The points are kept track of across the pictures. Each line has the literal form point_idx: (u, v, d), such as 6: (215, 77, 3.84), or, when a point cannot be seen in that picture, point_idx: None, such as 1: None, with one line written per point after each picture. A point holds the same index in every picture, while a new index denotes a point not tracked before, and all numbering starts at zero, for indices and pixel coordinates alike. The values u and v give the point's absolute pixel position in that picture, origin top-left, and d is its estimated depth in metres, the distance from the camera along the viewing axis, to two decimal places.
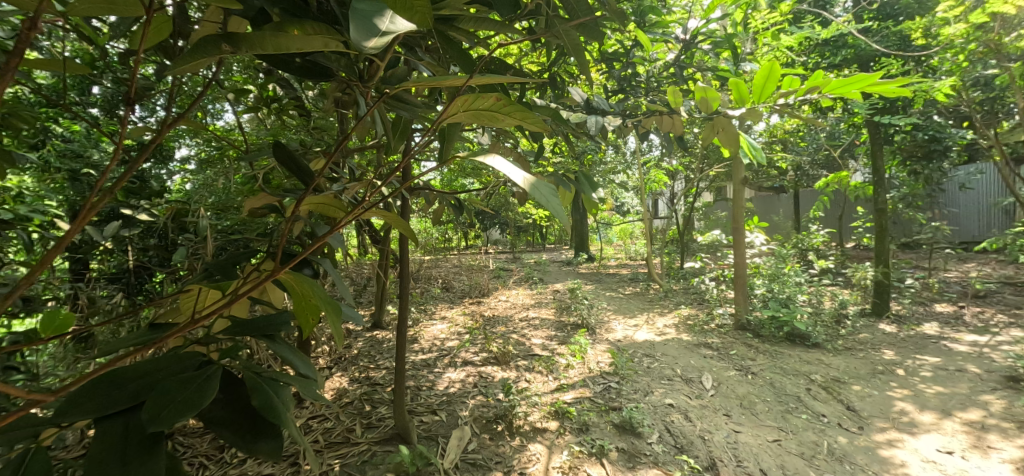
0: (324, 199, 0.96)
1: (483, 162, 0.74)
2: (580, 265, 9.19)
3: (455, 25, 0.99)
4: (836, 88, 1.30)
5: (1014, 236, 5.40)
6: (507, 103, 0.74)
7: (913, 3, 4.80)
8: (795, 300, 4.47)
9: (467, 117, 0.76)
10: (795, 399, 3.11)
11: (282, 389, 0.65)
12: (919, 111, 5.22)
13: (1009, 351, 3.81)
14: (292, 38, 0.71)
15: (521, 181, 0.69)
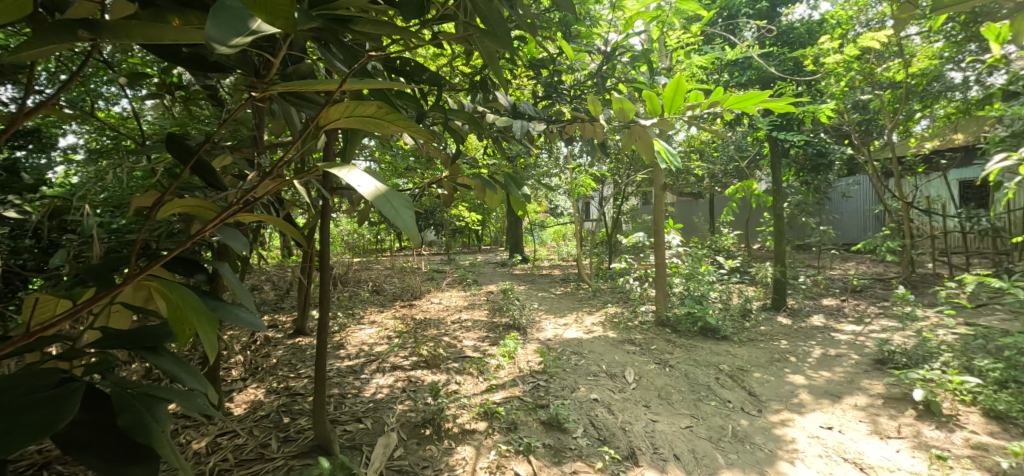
0: (194, 203, 0.96)
1: (338, 171, 0.76)
2: (512, 266, 9.31)
3: (350, 27, 0.90)
4: (735, 104, 1.41)
5: (883, 239, 6.24)
6: (388, 110, 0.78)
7: (804, 32, 5.40)
8: (708, 297, 4.85)
9: (350, 123, 0.79)
10: (706, 388, 3.38)
11: (157, 411, 0.61)
12: (809, 128, 5.88)
13: (879, 337, 4.40)
14: (160, 27, 0.69)
15: (365, 192, 0.71)
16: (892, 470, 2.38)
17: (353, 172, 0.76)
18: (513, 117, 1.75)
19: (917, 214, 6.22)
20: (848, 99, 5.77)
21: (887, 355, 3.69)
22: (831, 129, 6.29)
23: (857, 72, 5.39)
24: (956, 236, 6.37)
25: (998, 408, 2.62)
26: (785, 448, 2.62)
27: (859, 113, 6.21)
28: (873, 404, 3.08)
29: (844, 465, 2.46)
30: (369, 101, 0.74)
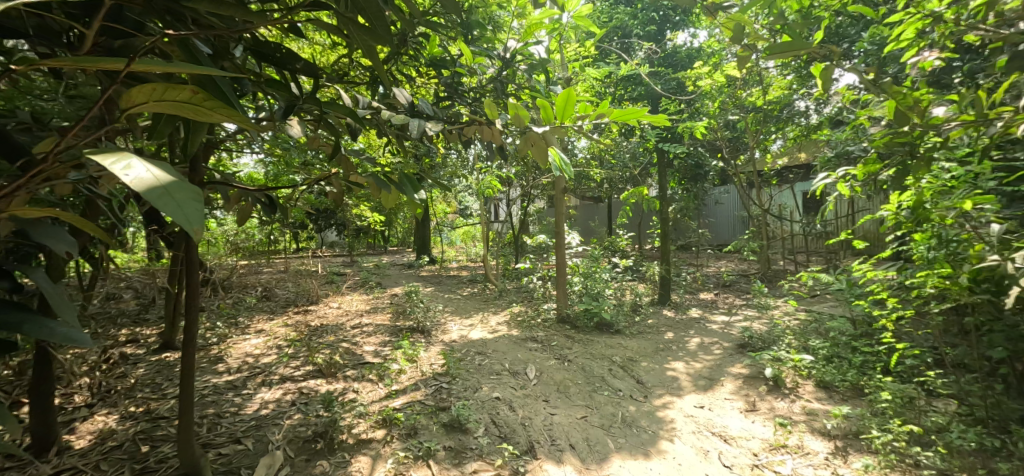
0: None
1: (93, 156, 0.50)
2: (418, 267, 9.11)
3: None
4: (619, 117, 1.49)
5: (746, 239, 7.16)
6: (207, 95, 0.64)
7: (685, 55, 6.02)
8: (604, 294, 5.18)
9: (162, 111, 0.64)
10: (600, 379, 3.61)
11: None
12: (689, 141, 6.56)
13: (743, 325, 5.04)
14: None
15: (123, 180, 0.46)
16: (749, 438, 2.72)
17: (133, 163, 0.51)
18: (411, 116, 1.71)
19: (771, 218, 7.24)
20: (719, 117, 6.53)
21: (748, 340, 4.25)
22: (708, 144, 7.08)
23: (726, 94, 6.13)
24: (800, 237, 7.52)
25: (826, 380, 3.15)
26: (665, 428, 2.88)
27: (727, 130, 7.06)
28: (737, 383, 3.52)
29: (711, 438, 2.76)
30: (179, 83, 0.60)
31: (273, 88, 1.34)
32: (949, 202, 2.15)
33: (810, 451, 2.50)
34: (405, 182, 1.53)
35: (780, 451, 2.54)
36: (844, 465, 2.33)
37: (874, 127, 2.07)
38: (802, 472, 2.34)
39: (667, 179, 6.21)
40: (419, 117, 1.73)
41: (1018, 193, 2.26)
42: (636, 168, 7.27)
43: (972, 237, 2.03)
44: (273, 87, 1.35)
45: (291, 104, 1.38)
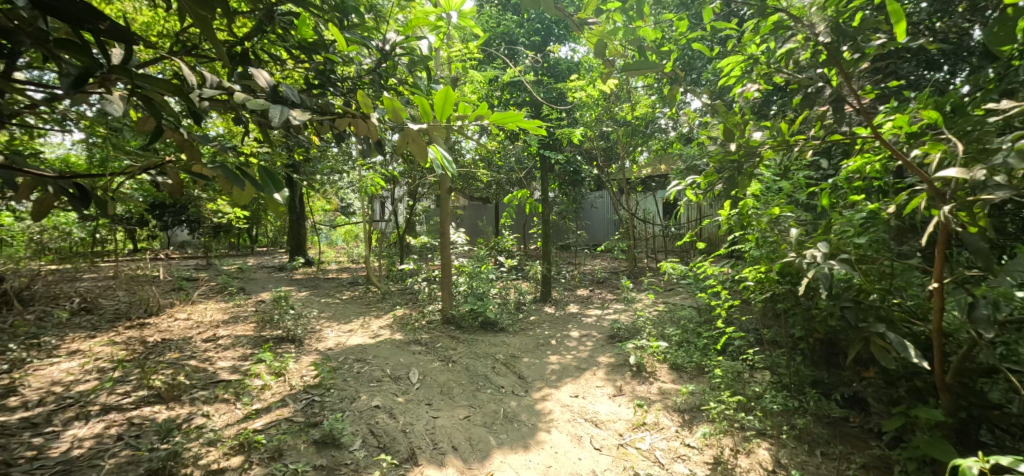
0: None
1: None
2: (290, 270, 8.34)
3: None
4: (499, 120, 1.47)
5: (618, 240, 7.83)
6: None
7: (566, 67, 6.39)
8: (488, 294, 5.26)
9: None
10: (483, 377, 3.66)
11: None
12: (569, 148, 6.98)
13: (614, 318, 5.51)
14: None
15: None
16: (616, 420, 2.97)
17: None
18: (271, 101, 1.52)
19: (637, 221, 8.04)
20: (595, 127, 7.06)
21: (616, 331, 4.66)
22: (585, 152, 7.61)
23: (601, 107, 6.64)
24: (660, 238, 8.46)
25: (678, 363, 3.58)
26: (543, 420, 3.02)
27: (601, 139, 7.66)
28: (605, 371, 3.83)
29: (584, 424, 2.96)
30: None
31: (67, 51, 1.08)
32: (766, 212, 2.60)
33: (664, 426, 2.82)
34: (267, 178, 1.37)
35: (641, 429, 2.82)
36: (690, 435, 2.67)
37: (711, 146, 2.42)
38: (658, 445, 2.62)
39: (548, 183, 6.50)
40: (281, 102, 1.54)
41: (813, 205, 2.81)
42: (520, 171, 7.52)
43: (780, 240, 2.47)
44: (66, 50, 1.09)
45: (90, 72, 1.11)
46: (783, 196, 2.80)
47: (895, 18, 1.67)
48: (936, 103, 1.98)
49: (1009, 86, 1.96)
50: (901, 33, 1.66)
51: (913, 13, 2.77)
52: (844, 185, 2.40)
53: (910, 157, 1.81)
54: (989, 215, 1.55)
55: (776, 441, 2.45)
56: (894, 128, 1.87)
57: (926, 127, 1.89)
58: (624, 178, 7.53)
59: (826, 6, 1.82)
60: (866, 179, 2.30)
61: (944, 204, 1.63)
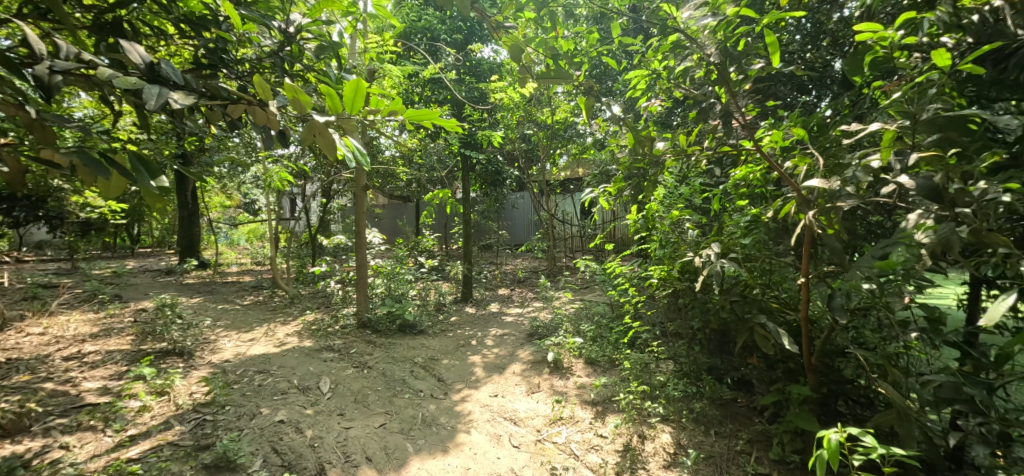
0: None
1: None
2: (179, 274, 7.46)
3: None
4: (413, 116, 1.39)
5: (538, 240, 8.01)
6: None
7: (490, 68, 6.39)
8: (407, 296, 5.11)
9: None
10: (401, 382, 3.55)
11: None
12: (491, 149, 7.01)
13: (534, 316, 5.62)
14: None
15: None
16: (534, 417, 3.03)
17: None
18: (147, 80, 1.33)
19: (556, 222, 8.28)
20: (516, 129, 7.16)
21: (535, 329, 4.76)
22: (506, 153, 7.69)
23: (522, 109, 6.76)
24: (577, 238, 8.79)
25: (592, 357, 3.74)
26: (462, 421, 3.00)
27: (522, 141, 7.79)
28: (524, 369, 3.89)
29: (503, 423, 2.98)
30: None
31: None
32: (668, 215, 2.80)
33: (579, 419, 2.93)
34: (139, 166, 1.20)
35: (557, 423, 2.90)
36: (603, 426, 2.80)
37: (620, 152, 2.56)
38: (574, 438, 2.72)
39: (469, 183, 6.45)
40: (159, 81, 1.34)
41: (708, 209, 3.08)
42: (440, 170, 7.41)
43: (680, 240, 2.67)
44: None
45: None
46: (684, 199, 3.03)
47: (772, 45, 1.87)
48: (804, 122, 2.26)
49: (859, 110, 2.29)
50: (776, 59, 1.87)
51: (789, 41, 3.15)
52: (733, 191, 2.66)
53: (784, 169, 2.04)
54: (843, 220, 1.80)
55: (678, 425, 2.64)
56: (772, 142, 2.10)
57: (796, 143, 2.15)
58: (544, 179, 7.72)
59: (718, 30, 1.99)
60: (750, 186, 2.57)
61: (810, 209, 1.86)
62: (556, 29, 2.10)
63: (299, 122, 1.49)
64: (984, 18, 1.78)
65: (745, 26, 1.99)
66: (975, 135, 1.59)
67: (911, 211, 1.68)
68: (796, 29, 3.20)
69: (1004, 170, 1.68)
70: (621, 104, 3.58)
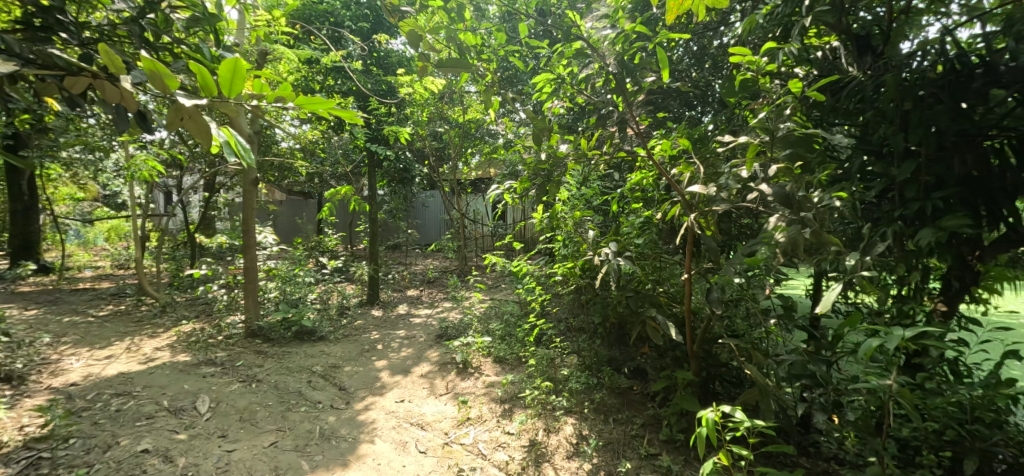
0: None
1: None
2: (12, 280, 6.20)
3: None
4: (304, 104, 1.23)
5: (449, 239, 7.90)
6: None
7: (399, 60, 6.13)
8: (305, 300, 4.76)
9: None
10: (296, 395, 3.29)
11: None
12: (400, 146, 6.78)
13: (444, 316, 5.52)
14: None
15: None
16: (441, 419, 2.99)
17: None
18: None
19: (467, 221, 8.24)
20: (426, 126, 7.01)
21: (444, 331, 4.69)
22: (415, 150, 7.49)
23: (432, 106, 6.62)
24: (487, 237, 8.83)
25: (501, 355, 3.78)
26: (365, 431, 2.86)
27: (432, 139, 7.64)
28: (432, 371, 3.82)
29: (410, 429, 2.90)
30: None
31: None
32: (571, 215, 2.92)
33: (486, 418, 2.94)
34: None
35: (465, 424, 2.89)
36: (509, 422, 2.84)
37: (526, 153, 2.61)
38: (481, 438, 2.73)
39: (376, 180, 6.17)
40: None
41: (607, 210, 3.27)
42: (344, 166, 7.00)
43: (582, 240, 2.81)
44: None
45: None
46: (586, 201, 3.18)
47: (662, 61, 2.03)
48: (688, 133, 2.49)
49: (732, 125, 2.57)
50: (665, 74, 2.02)
51: (678, 60, 3.45)
52: (629, 195, 2.85)
53: (671, 175, 2.23)
54: (718, 221, 2.01)
55: (579, 416, 2.77)
56: (661, 150, 2.28)
57: (682, 152, 2.35)
58: (455, 178, 7.64)
59: (616, 43, 2.11)
60: (643, 190, 2.77)
61: (691, 212, 2.04)
62: (463, 24, 2.07)
63: (161, 102, 1.28)
64: (826, 54, 2.21)
65: (640, 42, 2.13)
66: (817, 151, 1.86)
67: (770, 214, 1.93)
68: (686, 48, 3.51)
69: (839, 182, 2.00)
70: (530, 106, 3.66)
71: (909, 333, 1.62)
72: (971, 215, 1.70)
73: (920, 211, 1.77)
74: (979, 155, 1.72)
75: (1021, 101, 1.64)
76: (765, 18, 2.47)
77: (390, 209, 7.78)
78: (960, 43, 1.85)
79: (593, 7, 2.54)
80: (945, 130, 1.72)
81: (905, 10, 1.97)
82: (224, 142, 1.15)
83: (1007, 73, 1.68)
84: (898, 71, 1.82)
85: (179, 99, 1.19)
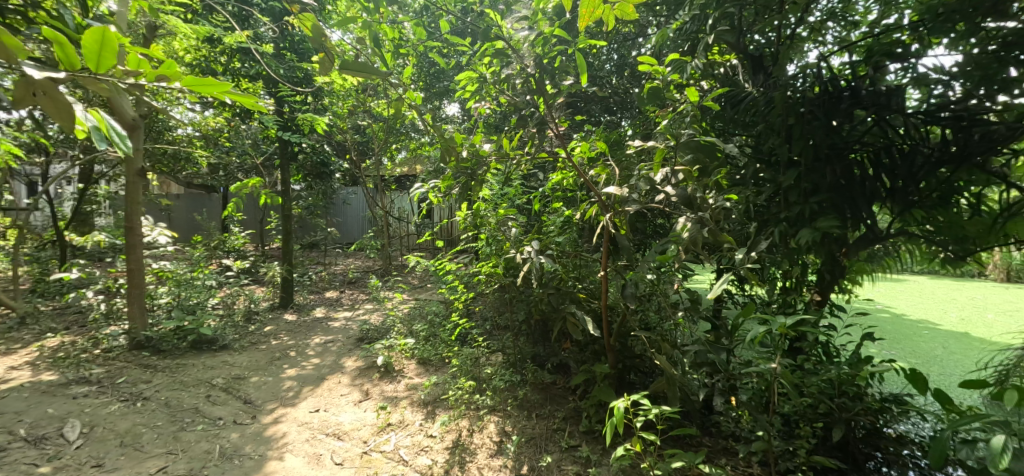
0: None
1: None
2: None
3: None
4: (191, 86, 1.08)
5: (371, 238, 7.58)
6: None
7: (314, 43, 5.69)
8: (204, 305, 4.33)
9: None
10: (192, 412, 2.99)
11: None
12: (316, 137, 6.37)
13: (365, 319, 5.29)
14: None
15: None
16: (360, 427, 2.87)
17: None
18: None
19: (391, 219, 7.97)
20: (346, 119, 6.68)
21: (365, 333, 4.51)
22: (334, 144, 7.11)
23: (354, 99, 6.42)
24: (412, 235, 8.60)
25: (424, 357, 3.70)
26: (274, 446, 2.67)
27: (352, 132, 7.29)
28: (351, 377, 3.65)
29: (325, 440, 2.75)
30: None
31: None
32: (494, 214, 2.93)
33: (408, 422, 2.87)
34: None
35: (386, 431, 2.80)
36: (432, 425, 2.80)
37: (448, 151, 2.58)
38: (403, 443, 2.66)
39: (289, 174, 5.77)
40: None
41: (530, 210, 3.32)
42: (253, 158, 6.47)
43: (505, 239, 2.82)
44: None
45: None
46: (508, 200, 3.21)
47: (580, 66, 2.10)
48: (605, 137, 2.60)
49: (646, 131, 2.72)
50: (582, 79, 2.10)
51: (597, 66, 3.59)
52: (550, 194, 2.91)
53: (589, 176, 2.31)
54: (630, 221, 2.12)
55: (503, 414, 2.79)
56: (580, 152, 2.35)
57: (599, 154, 2.45)
58: (377, 174, 7.35)
59: (536, 45, 2.17)
60: (564, 190, 2.85)
61: (607, 212, 2.14)
62: (380, 13, 1.98)
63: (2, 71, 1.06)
64: (727, 71, 2.43)
65: (559, 46, 2.20)
66: (716, 158, 2.03)
67: (676, 215, 2.06)
68: (607, 55, 3.67)
69: (735, 186, 2.18)
70: (454, 103, 3.62)
71: (789, 322, 1.82)
72: (839, 217, 1.94)
73: (800, 213, 1.99)
74: (846, 166, 1.98)
75: (877, 121, 1.90)
76: (674, 33, 2.65)
77: (309, 204, 7.30)
78: (833, 69, 2.12)
79: (514, 8, 2.55)
80: (820, 143, 1.95)
81: (790, 36, 2.20)
82: (91, 126, 1.00)
83: (867, 96, 1.95)
84: (784, 89, 2.04)
85: (26, 69, 0.99)
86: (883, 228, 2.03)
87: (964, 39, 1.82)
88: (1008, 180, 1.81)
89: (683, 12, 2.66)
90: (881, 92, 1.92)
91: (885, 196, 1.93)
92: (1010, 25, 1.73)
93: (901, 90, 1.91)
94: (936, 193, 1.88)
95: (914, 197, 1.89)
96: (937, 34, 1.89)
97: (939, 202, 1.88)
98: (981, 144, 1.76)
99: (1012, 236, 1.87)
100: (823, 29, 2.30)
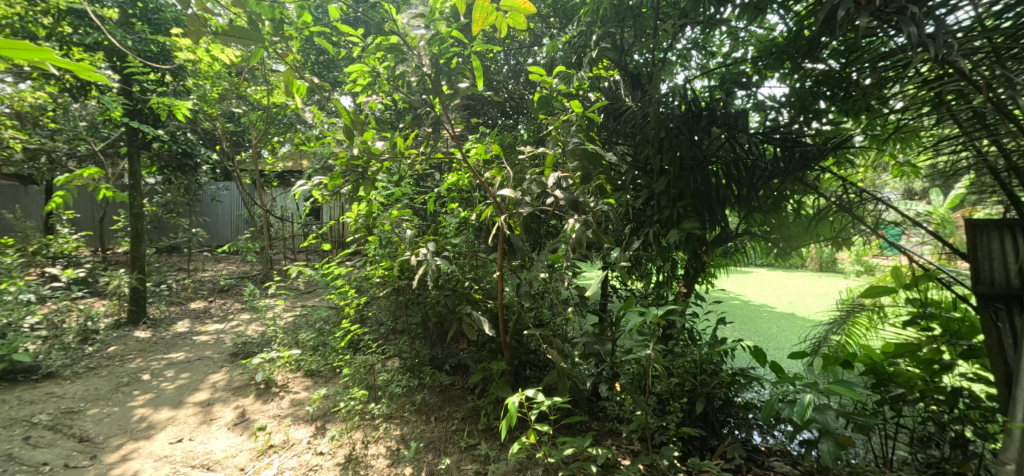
0: None
1: None
2: None
3: None
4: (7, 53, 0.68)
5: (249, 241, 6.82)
6: None
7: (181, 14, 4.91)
8: (17, 328, 3.56)
9: None
10: (2, 461, 2.47)
11: None
12: (177, 125, 5.56)
13: (238, 332, 4.74)
14: None
15: None
16: (235, 454, 2.60)
17: None
18: None
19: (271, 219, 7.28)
20: (214, 104, 5.97)
21: (241, 347, 4.07)
22: (200, 131, 6.32)
23: (226, 82, 5.83)
24: (297, 238, 7.93)
25: (312, 368, 3.44)
26: None
27: (223, 119, 6.56)
28: (223, 398, 3.28)
29: (190, 473, 2.44)
30: None
31: None
32: (388, 215, 2.84)
33: (294, 442, 2.66)
34: None
35: (266, 454, 2.56)
36: (321, 441, 2.63)
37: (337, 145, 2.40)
38: (287, 465, 2.46)
39: (140, 164, 4.99)
40: None
41: (425, 210, 3.28)
42: (89, 144, 5.45)
43: (400, 240, 2.74)
44: None
45: None
46: (398, 199, 3.12)
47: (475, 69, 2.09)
48: (500, 140, 2.67)
49: (538, 137, 2.86)
50: (477, 83, 2.10)
51: (494, 69, 3.66)
52: (446, 195, 2.90)
53: (484, 178, 2.35)
54: (524, 222, 2.20)
55: (399, 421, 2.73)
56: (476, 154, 2.38)
57: (494, 157, 2.50)
58: (255, 168, 6.67)
59: (431, 44, 2.10)
60: (460, 191, 2.86)
61: (502, 213, 2.20)
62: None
63: None
64: (610, 85, 2.65)
65: (456, 46, 2.15)
66: (600, 165, 2.20)
67: (564, 216, 2.19)
68: (504, 60, 3.78)
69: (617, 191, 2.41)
70: (344, 97, 3.43)
71: (660, 312, 2.03)
72: (699, 219, 2.27)
73: (670, 215, 2.30)
74: (704, 176, 2.28)
75: (729, 138, 2.24)
76: (564, 46, 2.83)
77: (166, 200, 6.28)
78: (695, 91, 2.42)
79: (411, 4, 2.48)
80: (685, 155, 2.23)
81: (662, 59, 2.48)
82: None
83: (721, 117, 2.27)
84: (656, 105, 2.27)
85: None
86: (733, 228, 2.37)
87: (790, 74, 2.19)
88: (819, 190, 2.25)
89: (573, 27, 2.85)
90: (731, 114, 2.25)
91: (734, 202, 2.28)
92: (820, 67, 2.11)
93: (746, 113, 2.27)
94: (770, 199, 2.26)
95: (755, 202, 2.25)
96: (772, 69, 2.25)
97: (772, 207, 2.29)
98: (801, 162, 2.14)
99: (822, 235, 2.34)
100: (688, 56, 2.62)
